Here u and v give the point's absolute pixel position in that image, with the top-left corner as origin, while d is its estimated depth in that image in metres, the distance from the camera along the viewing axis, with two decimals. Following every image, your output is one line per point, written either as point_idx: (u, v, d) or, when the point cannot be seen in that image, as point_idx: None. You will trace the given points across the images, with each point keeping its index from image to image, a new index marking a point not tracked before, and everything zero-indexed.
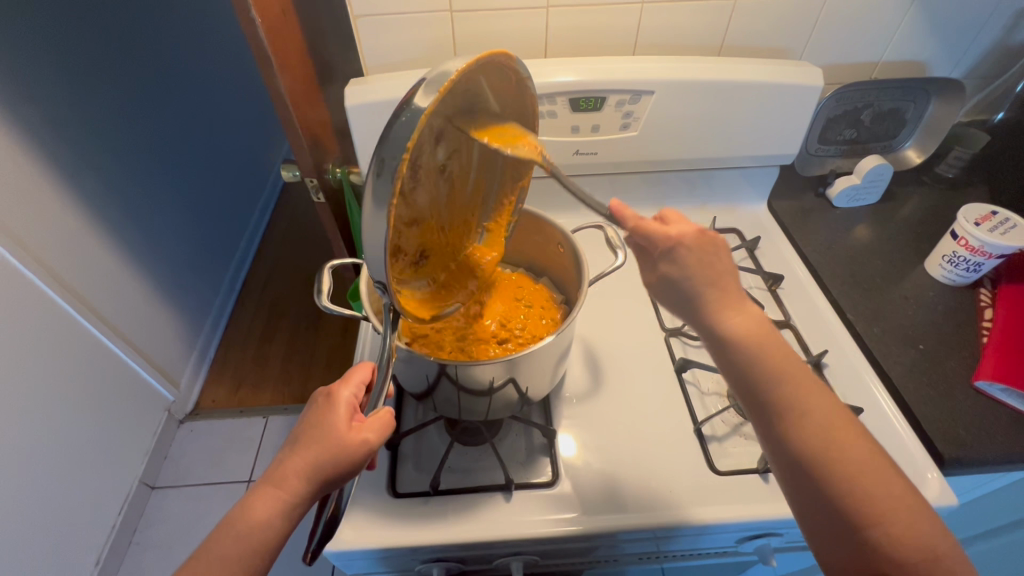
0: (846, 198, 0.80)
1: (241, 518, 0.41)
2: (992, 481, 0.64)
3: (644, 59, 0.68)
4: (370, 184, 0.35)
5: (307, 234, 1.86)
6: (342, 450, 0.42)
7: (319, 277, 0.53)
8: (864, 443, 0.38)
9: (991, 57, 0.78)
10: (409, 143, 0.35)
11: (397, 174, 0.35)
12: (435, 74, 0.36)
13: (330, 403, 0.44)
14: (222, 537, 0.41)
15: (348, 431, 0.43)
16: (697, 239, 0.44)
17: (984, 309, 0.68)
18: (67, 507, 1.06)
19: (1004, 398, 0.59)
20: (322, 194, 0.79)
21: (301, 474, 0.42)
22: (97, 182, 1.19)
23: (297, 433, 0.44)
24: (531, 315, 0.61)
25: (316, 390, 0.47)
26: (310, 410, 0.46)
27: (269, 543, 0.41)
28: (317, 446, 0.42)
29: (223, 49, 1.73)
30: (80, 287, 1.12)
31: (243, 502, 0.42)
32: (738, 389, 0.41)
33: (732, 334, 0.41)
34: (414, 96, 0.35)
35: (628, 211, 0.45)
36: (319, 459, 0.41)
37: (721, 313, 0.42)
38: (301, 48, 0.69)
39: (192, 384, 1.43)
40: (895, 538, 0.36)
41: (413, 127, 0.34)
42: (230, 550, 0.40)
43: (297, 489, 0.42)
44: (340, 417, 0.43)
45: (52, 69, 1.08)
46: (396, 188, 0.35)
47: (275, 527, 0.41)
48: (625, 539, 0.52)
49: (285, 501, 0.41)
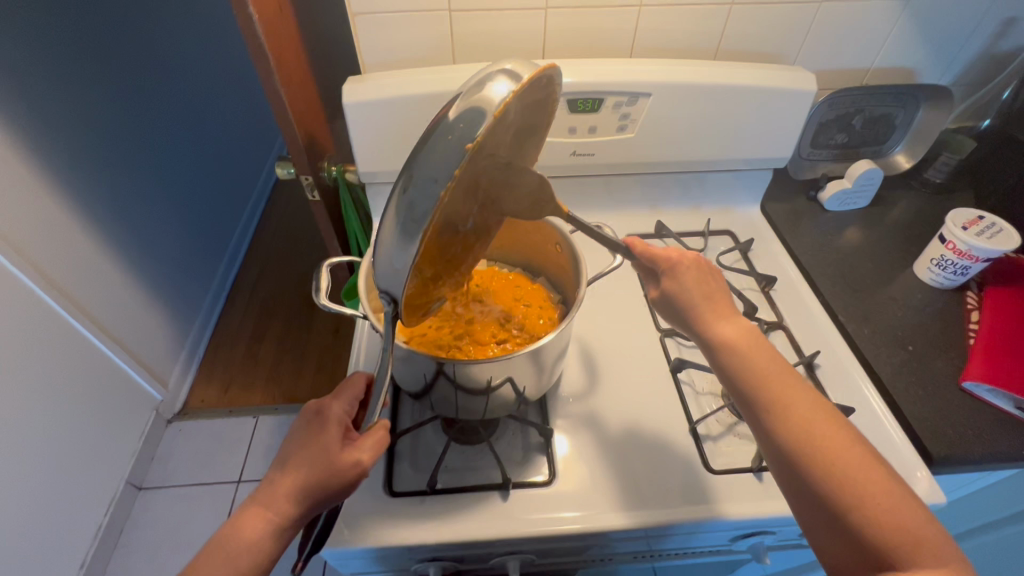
0: (838, 202, 0.82)
1: (232, 539, 0.41)
2: (977, 481, 0.65)
3: (641, 61, 0.68)
4: (403, 200, 0.37)
5: (298, 232, 1.85)
6: (333, 472, 0.42)
7: (317, 275, 0.52)
8: (843, 432, 0.40)
9: (978, 64, 0.80)
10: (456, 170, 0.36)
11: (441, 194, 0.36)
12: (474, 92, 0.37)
13: (322, 425, 0.45)
14: (213, 555, 0.41)
15: (339, 451, 0.43)
16: (695, 264, 0.49)
17: (971, 312, 0.69)
18: (51, 508, 1.04)
19: (990, 398, 0.60)
20: (317, 192, 0.79)
21: (292, 495, 0.42)
22: (85, 176, 1.17)
23: (287, 453, 0.45)
24: (530, 313, 0.62)
25: (304, 409, 0.47)
26: (300, 428, 0.46)
27: (259, 562, 0.41)
28: (307, 468, 0.42)
29: (216, 45, 1.71)
30: (67, 285, 1.10)
31: (234, 522, 0.42)
32: (730, 387, 0.44)
33: (719, 337, 0.45)
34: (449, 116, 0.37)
35: (638, 243, 0.49)
36: (310, 480, 0.42)
37: (713, 322, 0.46)
38: (297, 43, 0.68)
39: (180, 383, 1.41)
40: (876, 519, 0.37)
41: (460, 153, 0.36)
42: (220, 569, 0.40)
43: (288, 510, 0.42)
44: (332, 437, 0.44)
45: (41, 61, 1.05)
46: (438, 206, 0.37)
47: (266, 548, 0.41)
48: (619, 538, 0.53)
49: (276, 521, 0.42)
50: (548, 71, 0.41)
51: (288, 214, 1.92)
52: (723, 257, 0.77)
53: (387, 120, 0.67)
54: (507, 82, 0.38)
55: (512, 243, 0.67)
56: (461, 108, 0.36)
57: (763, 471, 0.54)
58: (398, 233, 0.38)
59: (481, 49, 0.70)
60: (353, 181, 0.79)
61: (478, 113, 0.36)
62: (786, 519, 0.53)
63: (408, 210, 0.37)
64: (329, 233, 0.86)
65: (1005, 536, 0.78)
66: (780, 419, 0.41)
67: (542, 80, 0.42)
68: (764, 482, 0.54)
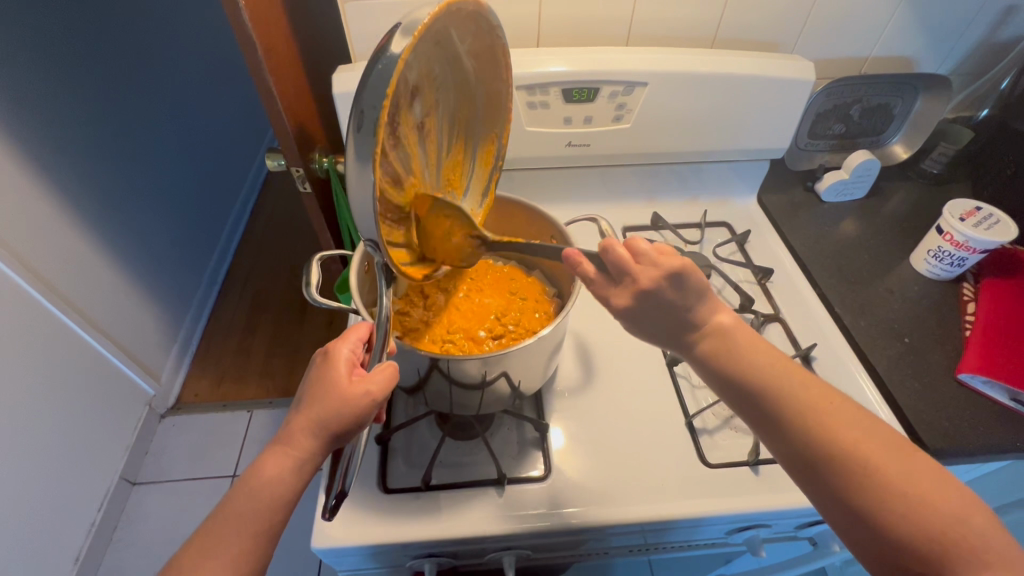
0: (834, 192, 0.81)
1: (254, 478, 0.41)
2: (972, 472, 0.65)
3: (636, 50, 0.67)
4: (352, 139, 0.35)
5: (291, 224, 1.83)
6: (347, 405, 0.42)
7: (307, 269, 0.51)
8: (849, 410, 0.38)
9: (977, 53, 0.79)
10: (388, 90, 0.34)
11: (378, 122, 0.34)
12: (408, 22, 0.35)
13: (330, 361, 0.44)
14: (237, 494, 0.41)
15: (350, 384, 0.43)
16: (636, 301, 0.42)
17: (967, 303, 0.69)
18: (44, 504, 1.03)
19: (985, 389, 0.60)
20: (308, 184, 0.77)
21: (309, 431, 0.42)
22: (72, 168, 1.14)
23: (302, 394, 0.45)
24: (525, 308, 0.61)
25: (315, 352, 0.47)
26: (311, 370, 0.46)
27: (283, 498, 0.41)
28: (322, 403, 0.42)
29: (205, 34, 1.68)
30: (55, 280, 1.08)
31: (255, 462, 0.42)
32: (730, 397, 0.42)
33: (704, 347, 0.43)
34: (389, 43, 0.35)
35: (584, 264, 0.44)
36: (325, 415, 0.42)
37: (684, 332, 0.43)
38: (286, 31, 0.67)
39: (173, 377, 1.40)
40: None
41: (391, 73, 0.34)
42: (244, 506, 0.40)
43: (307, 445, 0.42)
44: (341, 372, 0.44)
45: (26, 48, 1.03)
46: (378, 139, 0.35)
47: (288, 482, 0.41)
48: (615, 533, 0.52)
49: (297, 457, 0.42)
50: (485, 10, 0.42)
51: (280, 206, 1.90)
52: (719, 249, 0.77)
53: None
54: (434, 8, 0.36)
55: (505, 233, 0.66)
56: (395, 35, 0.35)
57: (759, 464, 0.54)
58: (354, 178, 0.36)
59: None
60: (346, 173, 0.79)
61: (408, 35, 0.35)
62: (781, 512, 0.53)
63: (355, 146, 0.35)
64: (321, 226, 0.85)
65: None
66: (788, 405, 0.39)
67: (466, 16, 0.41)
68: (760, 475, 0.54)
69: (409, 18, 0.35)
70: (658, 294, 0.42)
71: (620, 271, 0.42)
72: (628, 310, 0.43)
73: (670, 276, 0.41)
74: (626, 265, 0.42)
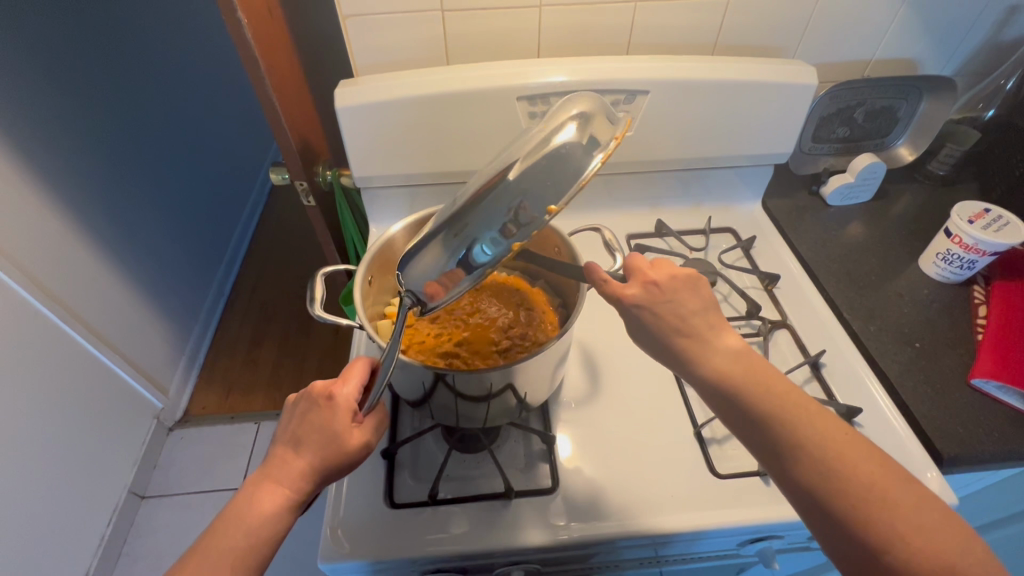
0: (840, 197, 0.80)
1: (248, 515, 0.41)
2: (987, 478, 0.64)
3: (638, 58, 0.67)
4: (443, 238, 0.40)
5: (296, 235, 1.84)
6: (347, 452, 0.44)
7: (313, 285, 0.51)
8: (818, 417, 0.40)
9: (981, 53, 0.78)
10: (508, 215, 0.39)
11: (494, 241, 0.39)
12: (532, 149, 0.39)
13: (331, 405, 0.45)
14: (230, 528, 0.40)
15: (350, 432, 0.44)
16: (647, 292, 0.45)
17: (978, 306, 0.68)
18: (54, 519, 1.04)
19: (1001, 396, 0.59)
20: (312, 197, 0.77)
21: (309, 473, 0.43)
22: (76, 187, 1.15)
23: (297, 432, 0.45)
24: (533, 322, 0.59)
25: (310, 387, 0.46)
26: (306, 407, 0.45)
27: (276, 536, 0.41)
28: (323, 447, 0.43)
29: (210, 50, 1.70)
30: (66, 298, 1.10)
31: (247, 499, 0.42)
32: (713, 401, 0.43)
33: (713, 367, 0.42)
34: (507, 172, 0.39)
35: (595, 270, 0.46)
36: (326, 459, 0.43)
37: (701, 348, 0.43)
38: (288, 47, 0.67)
39: (181, 391, 1.41)
40: None
41: (508, 200, 0.38)
42: (240, 541, 0.40)
43: (305, 487, 0.43)
44: (343, 418, 0.44)
45: (31, 68, 1.04)
46: (487, 251, 0.40)
47: (283, 521, 0.41)
48: (624, 546, 0.52)
49: (293, 497, 0.42)
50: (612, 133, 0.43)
51: (285, 218, 1.91)
52: (725, 255, 0.76)
53: (380, 125, 0.66)
54: (573, 120, 0.40)
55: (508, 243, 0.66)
56: (517, 163, 0.39)
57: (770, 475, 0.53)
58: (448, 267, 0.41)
59: (479, 49, 0.69)
60: (349, 184, 0.79)
61: (530, 166, 0.38)
62: (793, 522, 0.52)
63: (446, 246, 0.40)
64: (325, 237, 0.85)
65: (1011, 534, 0.77)
66: (789, 439, 0.39)
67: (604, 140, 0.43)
68: (771, 485, 0.53)
69: (533, 148, 0.39)
70: (667, 298, 0.45)
71: (633, 269, 0.47)
72: (639, 300, 0.45)
73: (682, 280, 0.45)
74: (643, 266, 0.47)
